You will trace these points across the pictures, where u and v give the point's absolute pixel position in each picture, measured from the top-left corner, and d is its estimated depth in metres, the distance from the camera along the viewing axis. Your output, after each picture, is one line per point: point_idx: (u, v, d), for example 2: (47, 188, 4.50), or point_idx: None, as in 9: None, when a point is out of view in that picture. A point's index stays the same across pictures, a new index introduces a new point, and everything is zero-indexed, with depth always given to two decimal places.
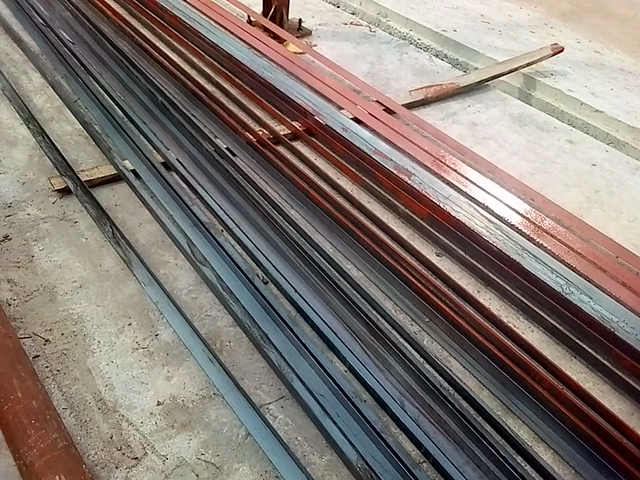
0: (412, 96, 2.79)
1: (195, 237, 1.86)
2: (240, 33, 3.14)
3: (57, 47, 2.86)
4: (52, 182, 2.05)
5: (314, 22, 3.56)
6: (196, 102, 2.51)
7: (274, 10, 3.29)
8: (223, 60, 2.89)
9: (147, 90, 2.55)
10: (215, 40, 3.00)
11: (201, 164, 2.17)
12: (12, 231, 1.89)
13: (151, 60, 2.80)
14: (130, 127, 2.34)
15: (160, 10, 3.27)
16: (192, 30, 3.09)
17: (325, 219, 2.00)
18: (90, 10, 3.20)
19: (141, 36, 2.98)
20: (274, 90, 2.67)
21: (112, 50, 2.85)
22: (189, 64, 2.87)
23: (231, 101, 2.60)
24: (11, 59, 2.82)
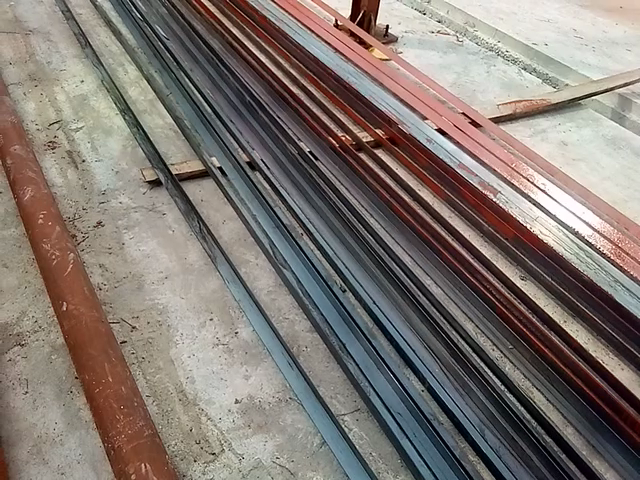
0: (500, 110, 2.72)
1: (276, 238, 1.87)
2: (327, 36, 3.16)
3: (152, 41, 2.97)
4: (144, 174, 2.13)
5: (401, 29, 3.55)
6: (282, 104, 2.53)
7: (363, 15, 3.28)
8: (310, 62, 2.91)
9: (235, 87, 2.59)
10: (303, 43, 3.04)
11: (284, 166, 2.19)
12: (105, 217, 1.97)
13: (239, 58, 2.84)
14: (218, 124, 2.39)
15: (250, 10, 3.33)
16: (280, 31, 3.12)
17: (406, 232, 1.96)
18: (183, 5, 3.29)
19: (229, 32, 3.01)
20: (359, 95, 2.64)
21: (203, 46, 2.93)
22: (276, 65, 2.91)
23: (315, 103, 2.60)
24: (109, 50, 2.94)
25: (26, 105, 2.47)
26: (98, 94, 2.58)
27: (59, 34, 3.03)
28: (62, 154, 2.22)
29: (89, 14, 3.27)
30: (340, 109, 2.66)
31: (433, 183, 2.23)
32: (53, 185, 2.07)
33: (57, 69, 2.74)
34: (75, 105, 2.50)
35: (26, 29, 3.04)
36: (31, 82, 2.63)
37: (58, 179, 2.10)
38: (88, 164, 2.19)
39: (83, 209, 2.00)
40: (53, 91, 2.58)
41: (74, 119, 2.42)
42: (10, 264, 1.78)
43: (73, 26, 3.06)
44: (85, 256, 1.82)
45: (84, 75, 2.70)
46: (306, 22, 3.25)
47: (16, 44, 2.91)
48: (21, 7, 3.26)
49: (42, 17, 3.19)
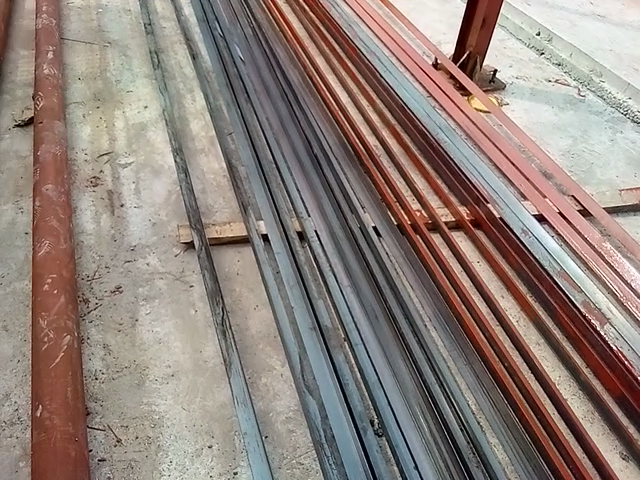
0: (622, 197, 2.26)
1: (309, 346, 1.54)
2: (425, 79, 2.85)
3: (228, 66, 2.74)
4: (180, 231, 1.86)
5: (511, 73, 3.11)
6: (352, 162, 2.23)
7: (467, 56, 2.84)
8: (396, 110, 2.57)
9: (304, 136, 2.31)
10: (393, 85, 2.71)
11: (340, 244, 1.86)
12: (125, 281, 1.71)
13: (319, 100, 2.58)
14: (276, 179, 2.11)
15: (341, 38, 3.07)
16: (369, 69, 2.82)
17: (474, 361, 1.57)
18: (270, 28, 3.10)
19: (316, 69, 2.81)
20: (446, 160, 2.27)
21: (281, 79, 2.67)
22: (356, 111, 2.61)
23: (392, 167, 2.30)
24: (182, 72, 2.73)
25: (82, 129, 2.28)
26: (158, 125, 2.36)
27: (136, 49, 2.87)
28: (102, 194, 1.99)
29: (172, 29, 3.10)
30: (420, 175, 2.29)
31: (525, 296, 1.79)
32: (82, 231, 1.85)
33: (123, 90, 2.55)
34: (131, 135, 2.29)
35: (106, 41, 2.92)
36: (94, 102, 2.45)
37: (89, 224, 1.88)
38: (124, 210, 1.95)
39: (106, 266, 1.75)
40: (113, 115, 2.39)
41: (125, 151, 2.21)
42: (10, 329, 1.58)
43: (152, 41, 2.89)
44: (90, 331, 1.58)
45: (149, 99, 2.50)
46: (404, 62, 2.97)
47: (92, 57, 2.78)
48: (108, 17, 3.17)
49: (125, 29, 3.06)
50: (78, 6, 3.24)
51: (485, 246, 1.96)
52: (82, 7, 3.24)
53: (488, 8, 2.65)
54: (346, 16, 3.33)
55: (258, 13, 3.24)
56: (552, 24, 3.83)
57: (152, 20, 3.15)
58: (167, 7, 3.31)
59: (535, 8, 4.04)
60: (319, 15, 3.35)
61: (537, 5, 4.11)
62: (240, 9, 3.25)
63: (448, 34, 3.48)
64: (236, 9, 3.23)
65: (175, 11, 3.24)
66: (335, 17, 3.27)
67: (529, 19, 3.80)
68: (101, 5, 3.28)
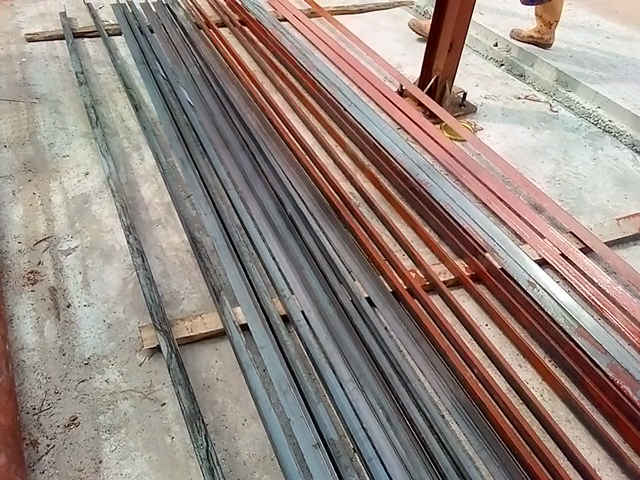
0: (620, 227, 2.15)
1: (317, 471, 1.28)
2: (393, 110, 2.66)
3: (176, 115, 2.46)
4: (143, 334, 1.57)
5: (480, 93, 2.92)
6: (330, 218, 1.98)
7: (434, 81, 2.63)
8: (368, 150, 2.36)
9: (273, 194, 2.05)
10: (361, 121, 2.48)
11: (332, 326, 1.61)
12: (81, 410, 1.40)
13: (283, 145, 2.32)
14: (248, 249, 1.84)
15: (298, 71, 2.85)
16: (334, 104, 2.61)
17: (509, 462, 1.37)
18: (218, 66, 2.84)
19: (275, 109, 2.55)
20: (432, 206, 2.07)
21: (237, 126, 2.41)
22: (323, 153, 2.36)
23: (375, 218, 2.06)
24: (125, 126, 2.43)
25: (13, 210, 1.95)
26: (103, 194, 2.05)
27: (69, 103, 2.55)
28: (43, 293, 1.67)
29: (108, 74, 2.79)
30: (407, 225, 2.05)
31: (547, 366, 1.60)
32: (22, 348, 1.53)
33: (58, 155, 2.23)
34: (73, 211, 1.97)
35: (33, 97, 2.58)
36: (25, 174, 2.12)
37: (31, 337, 1.55)
38: (72, 311, 1.63)
39: (56, 392, 1.43)
40: (49, 188, 2.07)
41: (67, 233, 1.88)
42: None
43: (85, 91, 2.57)
44: None
45: (90, 165, 2.19)
46: (369, 92, 2.79)
47: (18, 117, 2.45)
48: (33, 67, 2.84)
49: (54, 79, 2.73)
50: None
51: (494, 307, 1.75)
52: (3, 58, 2.89)
53: (455, 26, 2.45)
54: (299, 44, 3.09)
55: (203, 51, 2.98)
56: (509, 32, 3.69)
57: (84, 66, 2.83)
58: (100, 50, 3.00)
59: (488, 17, 3.90)
60: (269, 46, 3.10)
61: (490, 13, 3.97)
62: (182, 48, 2.98)
63: (407, 54, 3.27)
64: (179, 49, 2.96)
65: (109, 54, 2.93)
66: (289, 48, 3.04)
67: (485, 29, 3.63)
68: (24, 54, 2.94)
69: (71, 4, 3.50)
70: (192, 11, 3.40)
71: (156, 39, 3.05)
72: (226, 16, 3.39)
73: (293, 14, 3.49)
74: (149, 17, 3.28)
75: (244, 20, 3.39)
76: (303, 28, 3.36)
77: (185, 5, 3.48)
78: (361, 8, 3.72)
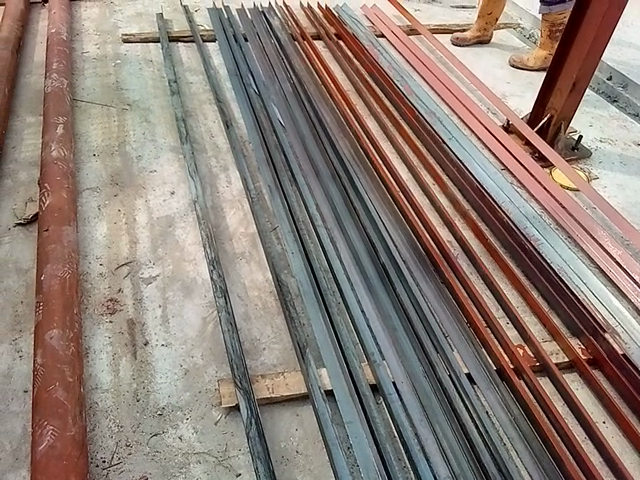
0: None
1: None
2: (501, 151, 2.40)
3: (266, 135, 2.34)
4: (221, 389, 1.45)
5: (594, 135, 2.62)
6: (425, 268, 1.77)
7: (547, 120, 2.39)
8: (469, 191, 2.10)
9: (364, 234, 1.87)
10: (463, 160, 2.29)
11: (428, 405, 1.41)
12: (151, 470, 1.30)
13: (375, 178, 2.14)
14: (335, 298, 1.67)
15: (395, 95, 2.67)
16: (434, 137, 2.39)
17: None
18: (312, 84, 2.71)
19: (368, 136, 2.39)
20: (543, 268, 1.80)
21: (329, 152, 2.26)
22: (419, 190, 2.16)
23: (474, 272, 1.83)
24: (213, 143, 2.33)
25: (97, 228, 1.89)
26: (187, 218, 1.96)
27: (160, 113, 2.49)
28: (121, 325, 1.59)
29: (200, 84, 2.71)
30: (514, 288, 1.79)
31: None
32: (96, 388, 1.45)
33: (145, 170, 2.16)
34: (156, 234, 1.89)
35: (124, 103, 2.54)
36: (112, 189, 2.06)
37: (105, 376, 1.47)
38: (149, 350, 1.54)
39: (127, 444, 1.34)
40: (134, 206, 2.00)
41: (148, 258, 1.80)
42: None
43: (177, 102, 2.50)
44: None
45: (176, 183, 2.11)
46: (472, 124, 2.56)
47: (108, 123, 2.40)
48: (126, 70, 2.80)
49: (146, 85, 2.68)
50: (94, 57, 2.89)
51: (619, 408, 1.48)
52: (98, 58, 2.87)
53: (581, 67, 2.19)
54: (398, 66, 2.96)
55: (297, 66, 2.86)
56: (627, 64, 3.34)
57: (177, 73, 2.77)
58: (193, 57, 2.93)
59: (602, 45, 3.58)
60: (365, 64, 2.95)
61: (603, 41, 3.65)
62: (276, 61, 2.87)
63: (512, 82, 2.99)
64: (273, 62, 2.86)
65: (202, 62, 2.86)
66: (388, 72, 2.88)
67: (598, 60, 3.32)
68: (119, 55, 2.91)
69: (167, 5, 3.47)
70: (288, 21, 3.30)
71: (250, 50, 2.97)
72: (322, 29, 3.26)
73: (391, 31, 3.35)
74: (245, 25, 3.22)
75: (339, 34, 3.25)
76: (402, 47, 3.20)
77: (281, 15, 3.38)
78: (463, 27, 3.49)
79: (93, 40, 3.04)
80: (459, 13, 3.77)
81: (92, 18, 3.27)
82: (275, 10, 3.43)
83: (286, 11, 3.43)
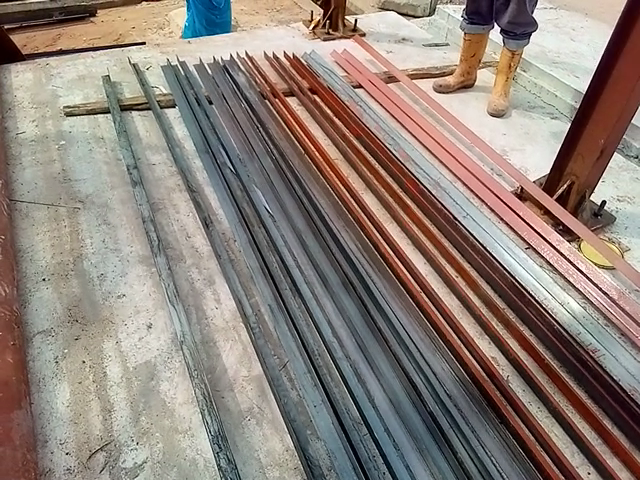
0: None
1: None
2: (522, 226, 2.10)
3: (254, 230, 1.97)
4: None
5: (611, 193, 2.41)
6: (484, 414, 1.45)
7: (566, 188, 2.14)
8: (505, 289, 1.80)
9: (400, 371, 1.53)
10: (485, 244, 1.97)
11: None
12: None
13: (395, 283, 1.80)
14: (380, 471, 1.32)
15: (390, 164, 2.32)
16: (448, 216, 2.06)
17: None
18: (295, 156, 2.35)
19: (373, 222, 2.04)
20: (615, 393, 1.51)
21: (333, 250, 1.90)
22: (445, 289, 1.83)
23: (543, 410, 1.52)
24: (191, 246, 1.93)
25: (57, 393, 1.47)
26: (173, 364, 1.56)
27: (120, 209, 2.07)
28: None
29: (165, 165, 2.31)
30: (587, 423, 1.50)
31: None
32: None
33: (111, 294, 1.74)
34: (135, 393, 1.48)
35: (75, 199, 2.10)
36: (71, 328, 1.63)
37: None
38: None
39: None
40: (102, 351, 1.58)
41: (129, 436, 1.39)
42: None
43: (141, 195, 2.09)
44: None
45: (153, 310, 1.70)
46: (481, 193, 2.25)
47: (58, 230, 1.96)
48: (73, 152, 2.36)
49: (99, 171, 2.25)
50: (31, 138, 2.43)
51: None
52: (37, 140, 2.41)
53: (612, 126, 1.95)
54: (385, 124, 2.64)
55: (275, 134, 2.50)
56: None
57: (135, 152, 2.36)
58: (151, 128, 2.52)
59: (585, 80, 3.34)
60: (350, 123, 2.61)
61: (585, 75, 3.41)
62: (250, 131, 2.50)
63: (509, 133, 2.73)
64: (246, 131, 2.49)
65: (164, 135, 2.46)
66: (378, 134, 2.55)
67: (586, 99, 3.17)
68: (62, 133, 2.46)
69: (113, 64, 3.04)
70: (255, 76, 2.94)
71: (218, 116, 2.59)
72: (294, 83, 2.91)
73: (369, 79, 3.05)
74: (206, 85, 2.85)
75: (314, 87, 2.91)
76: (385, 99, 2.89)
77: (245, 69, 3.02)
78: (443, 71, 3.23)
79: (29, 115, 2.58)
80: (434, 52, 3.51)
81: (26, 86, 2.80)
82: (237, 63, 3.07)
83: (250, 63, 3.08)
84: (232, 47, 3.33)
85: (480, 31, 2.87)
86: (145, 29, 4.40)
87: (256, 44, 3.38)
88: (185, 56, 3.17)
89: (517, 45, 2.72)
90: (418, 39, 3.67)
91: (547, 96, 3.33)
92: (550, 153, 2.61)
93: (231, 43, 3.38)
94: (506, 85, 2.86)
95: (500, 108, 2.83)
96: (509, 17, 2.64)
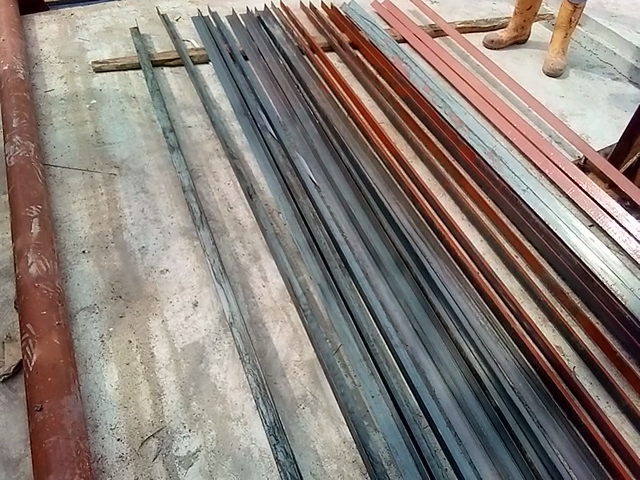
0: None
1: None
2: (586, 202, 1.99)
3: (300, 202, 1.86)
4: None
5: None
6: (552, 409, 1.39)
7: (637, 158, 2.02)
8: (569, 272, 1.70)
9: (461, 360, 1.46)
10: (548, 222, 1.86)
11: None
12: None
13: (451, 263, 1.69)
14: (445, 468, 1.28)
15: (443, 130, 2.19)
16: (507, 190, 1.94)
17: None
18: (339, 120, 2.21)
19: (426, 195, 1.93)
20: None
21: (384, 225, 1.79)
22: (505, 271, 1.74)
23: (612, 406, 1.45)
24: (233, 218, 1.84)
25: (104, 375, 1.42)
26: (222, 346, 1.49)
27: (158, 176, 1.96)
28: None
29: (202, 128, 2.18)
30: None
31: None
32: None
33: (154, 269, 1.66)
34: (185, 377, 1.42)
35: (110, 164, 2.00)
36: (115, 305, 1.56)
37: None
38: None
39: None
40: (148, 330, 1.51)
41: (182, 423, 1.34)
42: None
43: (179, 160, 1.97)
44: None
45: (198, 287, 1.62)
46: (541, 162, 2.14)
47: (95, 198, 1.87)
48: (105, 112, 2.23)
49: (133, 134, 2.14)
50: (61, 96, 2.31)
51: None
52: (67, 98, 2.29)
53: None
54: (434, 85, 2.45)
55: (316, 94, 2.33)
56: None
57: (170, 113, 2.23)
58: (185, 87, 2.38)
59: None
60: (396, 82, 2.44)
61: None
62: (289, 90, 2.33)
63: (567, 96, 2.59)
64: (285, 90, 2.33)
65: (199, 94, 2.31)
66: (426, 97, 2.36)
67: None
68: (93, 92, 2.33)
69: (141, 14, 2.86)
70: (292, 29, 2.74)
71: (254, 73, 2.43)
72: (334, 37, 2.72)
73: (414, 33, 2.84)
74: (241, 38, 2.66)
75: (355, 42, 2.73)
76: (432, 56, 2.71)
77: (280, 20, 2.83)
78: (493, 24, 3.01)
79: (56, 71, 2.44)
80: (482, 2, 3.26)
81: (51, 38, 2.65)
82: (272, 14, 2.87)
83: (285, 15, 2.87)
84: None
85: None
86: None
87: None
88: (216, 6, 2.97)
89: None
90: None
91: (605, 54, 3.07)
92: (611, 119, 2.47)
93: None
94: (564, 41, 2.69)
95: (557, 66, 2.67)
96: None
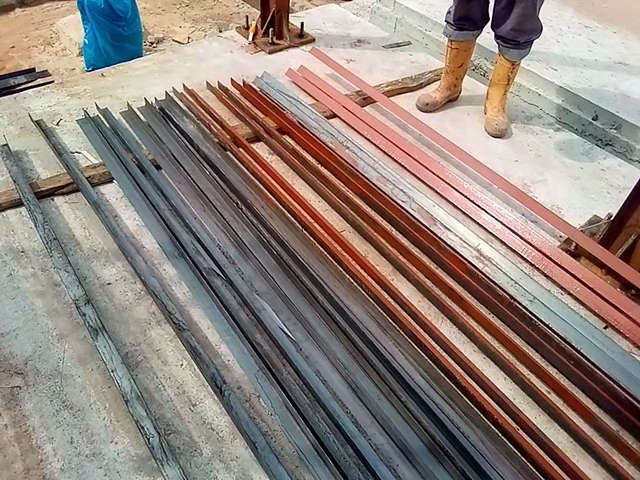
0: None
1: None
2: (592, 298, 1.80)
3: (285, 380, 1.44)
4: None
5: None
6: None
7: (631, 241, 1.86)
8: (617, 408, 1.49)
9: None
10: (569, 339, 1.65)
11: None
12: None
13: (493, 433, 1.39)
14: None
15: (415, 232, 1.92)
16: (515, 305, 1.70)
17: None
18: (299, 243, 1.83)
19: (431, 332, 1.61)
20: None
21: (400, 395, 1.44)
22: (547, 418, 1.49)
23: None
24: (202, 421, 1.38)
25: None
26: None
27: (83, 376, 1.44)
28: None
29: (126, 283, 1.69)
30: None
31: None
32: None
33: None
34: None
35: (8, 371, 1.44)
36: None
37: None
38: None
39: None
40: None
41: None
42: None
43: (108, 348, 1.46)
44: None
45: None
46: (531, 255, 1.92)
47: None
48: None
49: (33, 310, 1.59)
50: None
51: None
52: None
53: None
54: (387, 171, 2.16)
55: (262, 211, 1.92)
56: (600, 91, 2.82)
57: (78, 270, 1.70)
58: (91, 224, 1.86)
59: (565, 73, 2.95)
60: (347, 177, 2.12)
61: (561, 66, 3.01)
62: (228, 210, 1.91)
63: (520, 159, 2.41)
64: (223, 211, 1.91)
65: (111, 233, 1.80)
66: (383, 189, 2.08)
67: (574, 94, 2.79)
68: None
69: (8, 122, 2.26)
70: (205, 120, 2.29)
71: (178, 190, 1.98)
72: (258, 124, 2.33)
73: (343, 105, 2.53)
74: (146, 141, 2.18)
75: (282, 127, 2.35)
76: (371, 132, 2.40)
77: (187, 108, 2.37)
78: (420, 81, 2.77)
79: None
80: (398, 55, 3.04)
81: None
82: (175, 101, 2.40)
83: (192, 100, 2.42)
84: (159, 75, 2.62)
85: (470, 37, 2.47)
86: (29, 47, 3.50)
87: (187, 68, 2.69)
88: (104, 98, 2.44)
89: (518, 56, 2.36)
90: (374, 39, 3.16)
91: (528, 96, 2.92)
92: (572, 180, 2.33)
93: (156, 69, 2.67)
94: (502, 98, 2.52)
95: (501, 125, 2.48)
96: (514, 23, 2.25)
